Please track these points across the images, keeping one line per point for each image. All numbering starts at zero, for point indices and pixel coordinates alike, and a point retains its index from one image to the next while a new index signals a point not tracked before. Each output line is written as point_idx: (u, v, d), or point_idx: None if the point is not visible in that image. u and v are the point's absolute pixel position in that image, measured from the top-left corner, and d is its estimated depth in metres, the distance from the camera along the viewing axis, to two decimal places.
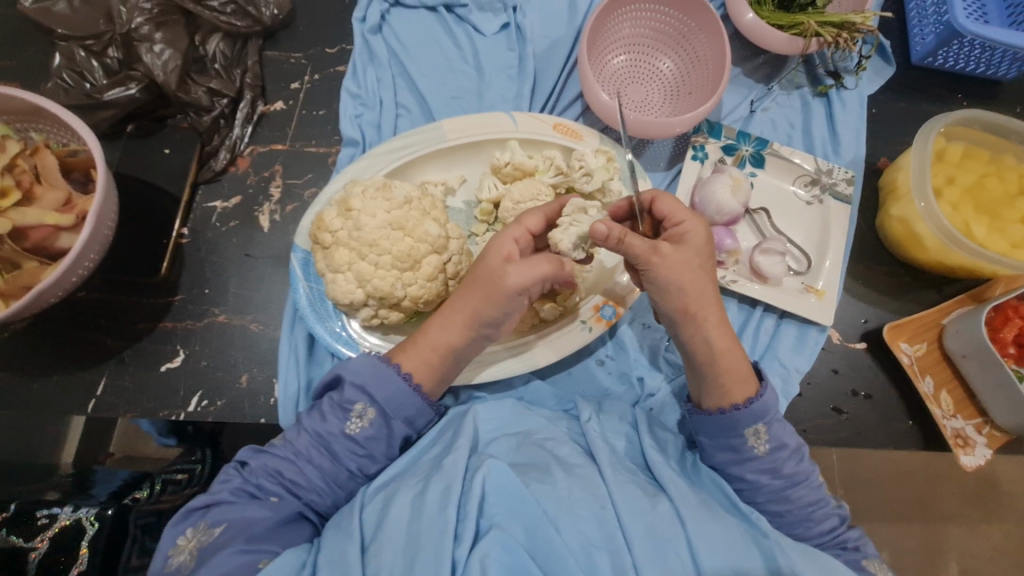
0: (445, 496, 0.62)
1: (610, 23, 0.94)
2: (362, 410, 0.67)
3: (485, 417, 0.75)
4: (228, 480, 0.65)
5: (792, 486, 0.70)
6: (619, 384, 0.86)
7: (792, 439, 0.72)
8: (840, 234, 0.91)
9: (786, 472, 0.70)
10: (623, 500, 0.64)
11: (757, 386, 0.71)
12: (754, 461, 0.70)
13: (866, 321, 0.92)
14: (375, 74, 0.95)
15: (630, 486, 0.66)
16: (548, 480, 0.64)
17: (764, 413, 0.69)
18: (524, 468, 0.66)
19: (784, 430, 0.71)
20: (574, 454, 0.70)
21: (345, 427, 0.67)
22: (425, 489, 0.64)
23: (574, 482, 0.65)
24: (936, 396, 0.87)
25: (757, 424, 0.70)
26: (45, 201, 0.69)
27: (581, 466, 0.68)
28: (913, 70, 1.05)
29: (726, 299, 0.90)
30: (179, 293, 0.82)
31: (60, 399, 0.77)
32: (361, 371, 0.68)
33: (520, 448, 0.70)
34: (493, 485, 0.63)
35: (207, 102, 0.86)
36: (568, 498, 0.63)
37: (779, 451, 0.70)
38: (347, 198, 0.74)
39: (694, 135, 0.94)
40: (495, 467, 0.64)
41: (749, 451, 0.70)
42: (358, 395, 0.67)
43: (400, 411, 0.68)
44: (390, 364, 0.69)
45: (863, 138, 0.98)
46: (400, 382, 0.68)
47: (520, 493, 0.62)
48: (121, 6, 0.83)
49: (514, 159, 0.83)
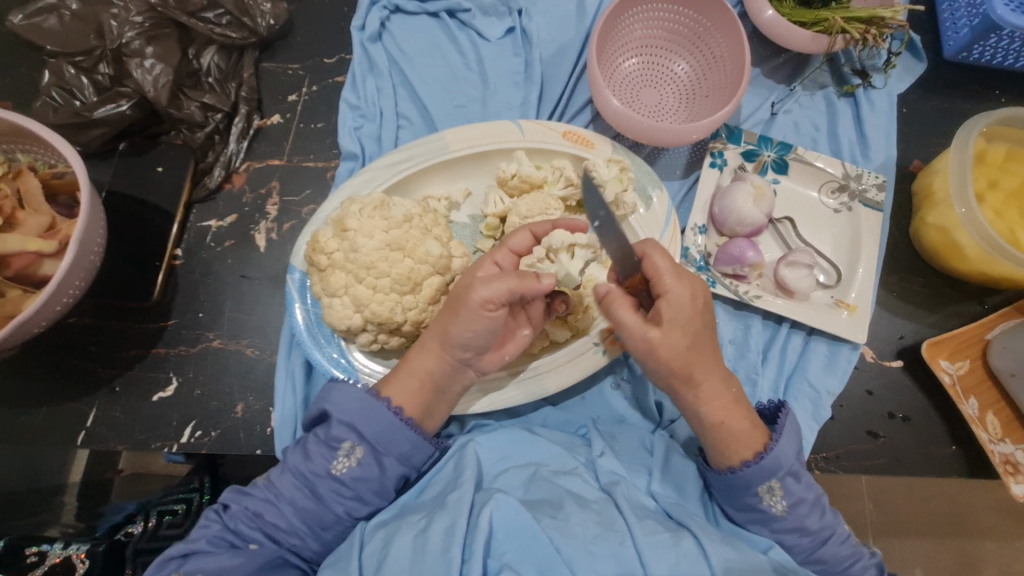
0: (449, 532, 0.57)
1: (620, 24, 0.89)
2: (350, 449, 0.64)
3: (488, 449, 0.70)
4: (207, 526, 0.61)
5: (822, 545, 0.66)
6: (635, 410, 0.80)
7: (810, 491, 0.66)
8: (872, 243, 0.85)
9: (813, 529, 0.66)
10: (643, 537, 0.58)
11: (765, 439, 0.66)
12: (776, 522, 0.65)
13: (902, 337, 0.85)
14: (375, 84, 0.91)
15: (649, 521, 0.61)
16: (561, 515, 0.60)
17: (776, 470, 0.64)
18: (536, 504, 0.61)
19: (800, 483, 0.66)
20: (588, 488, 0.65)
21: (331, 467, 0.63)
22: (428, 525, 0.59)
23: (589, 516, 0.60)
24: (982, 419, 0.80)
25: (770, 480, 0.65)
26: (28, 226, 0.67)
27: (597, 501, 0.63)
28: (946, 65, 0.98)
29: (750, 316, 0.84)
30: (173, 318, 0.79)
31: (49, 435, 0.74)
32: (349, 407, 0.65)
33: (531, 482, 0.65)
34: (501, 521, 0.59)
35: (201, 118, 0.83)
36: (583, 535, 0.58)
37: (799, 508, 0.65)
38: (344, 216, 0.70)
39: (712, 141, 0.88)
40: (503, 501, 0.60)
41: (767, 511, 0.65)
42: (345, 433, 0.64)
43: (392, 447, 0.65)
44: (380, 399, 0.65)
45: (893, 140, 0.92)
46: (390, 416, 0.65)
47: (531, 531, 0.58)
48: (112, 21, 0.81)
49: (521, 171, 0.78)
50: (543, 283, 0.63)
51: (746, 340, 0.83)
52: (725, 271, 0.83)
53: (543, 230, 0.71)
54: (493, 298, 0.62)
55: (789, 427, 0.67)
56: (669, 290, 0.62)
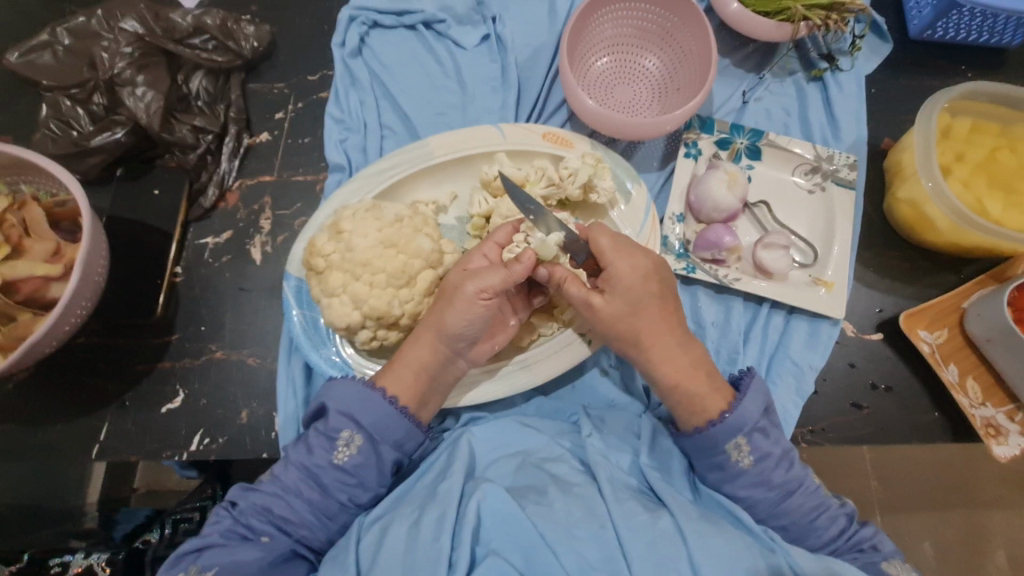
0: (439, 523, 0.61)
1: (590, 25, 0.92)
2: (349, 438, 0.67)
3: (482, 439, 0.74)
4: (218, 520, 0.64)
5: (786, 497, 0.68)
6: (624, 394, 0.83)
7: (777, 446, 0.69)
8: (845, 220, 0.88)
9: (778, 482, 0.68)
10: (622, 518, 0.62)
11: (728, 399, 0.70)
12: (741, 477, 0.69)
13: (881, 310, 0.88)
14: (358, 98, 0.94)
15: (629, 501, 0.64)
16: (545, 501, 0.63)
17: (741, 426, 0.68)
18: (522, 491, 0.65)
19: (767, 439, 0.69)
20: (573, 472, 0.68)
21: (332, 458, 0.66)
22: (420, 518, 0.62)
23: (572, 501, 0.63)
24: (961, 384, 0.82)
25: (736, 438, 0.68)
26: (35, 252, 0.70)
27: (580, 484, 0.67)
28: (912, 45, 1.01)
29: (732, 299, 0.87)
30: (177, 331, 0.82)
31: (64, 450, 0.77)
32: (347, 398, 0.68)
33: (519, 470, 0.69)
34: (488, 509, 0.62)
35: (192, 140, 0.87)
36: (567, 519, 0.61)
37: (765, 462, 0.68)
38: (337, 220, 0.73)
39: (685, 132, 0.91)
40: (490, 490, 0.63)
41: (733, 466, 0.68)
42: (343, 423, 0.67)
43: (389, 436, 0.68)
44: (376, 390, 0.68)
45: (863, 120, 0.95)
46: (387, 406, 0.67)
47: (516, 517, 0.61)
48: (103, 53, 0.85)
49: (503, 173, 0.81)
50: (525, 261, 0.66)
51: (728, 322, 0.86)
52: (704, 257, 0.86)
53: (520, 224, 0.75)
54: (487, 287, 0.67)
55: (753, 388, 0.70)
56: (610, 264, 0.69)
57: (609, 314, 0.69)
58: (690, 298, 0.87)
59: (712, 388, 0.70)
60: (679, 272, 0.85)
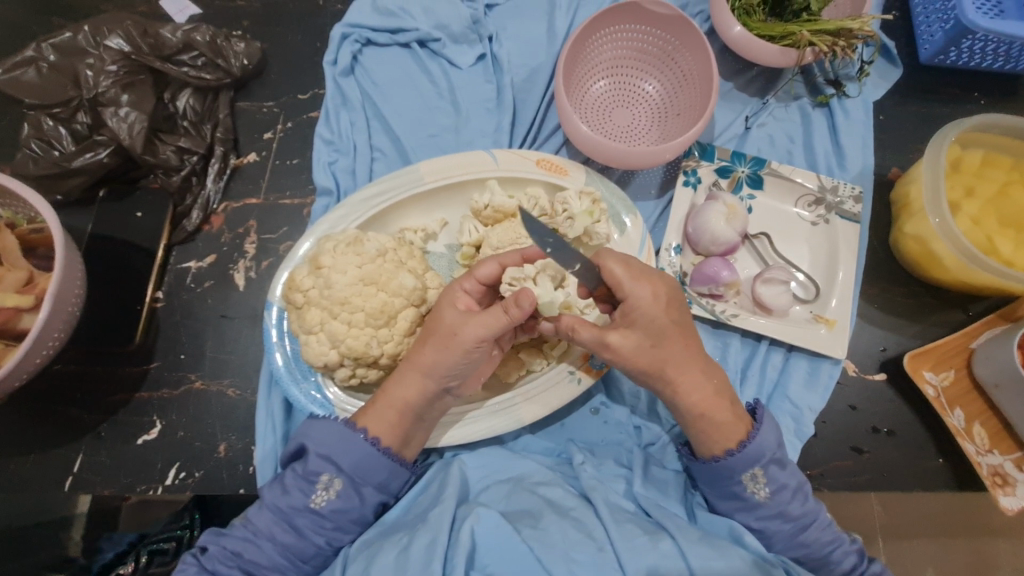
0: (430, 549, 0.58)
1: (588, 47, 0.89)
2: (328, 481, 0.64)
3: (473, 465, 0.73)
4: (184, 570, 0.61)
5: (802, 529, 0.66)
6: (616, 432, 0.80)
7: (793, 478, 0.67)
8: (849, 253, 0.84)
9: (796, 515, 0.66)
10: (622, 541, 0.59)
11: (748, 426, 0.67)
12: (759, 508, 0.66)
13: (884, 350, 0.84)
14: (348, 118, 0.92)
15: (628, 524, 0.62)
16: (541, 525, 0.60)
17: (759, 457, 0.66)
18: (517, 516, 0.63)
19: (783, 470, 0.67)
20: (568, 496, 0.66)
21: (310, 501, 0.64)
22: (410, 542, 0.59)
23: (568, 523, 0.61)
24: (968, 430, 0.79)
25: (754, 468, 0.66)
26: (6, 282, 0.69)
27: (575, 507, 0.64)
28: (922, 70, 0.97)
29: (729, 335, 0.84)
30: (156, 360, 0.80)
31: (37, 481, 0.75)
32: (326, 439, 0.65)
33: (512, 494, 0.67)
34: (482, 535, 0.60)
35: (176, 162, 0.85)
36: (563, 542, 0.58)
37: (782, 494, 0.66)
38: (318, 255, 0.71)
39: (684, 160, 0.88)
40: (484, 515, 0.61)
41: (749, 498, 0.66)
42: (323, 466, 0.64)
43: (370, 477, 0.66)
44: (356, 430, 0.65)
45: (870, 149, 0.91)
46: (366, 447, 0.65)
47: (512, 540, 0.59)
48: (87, 70, 0.83)
49: (494, 201, 0.78)
50: (523, 306, 0.61)
51: (725, 359, 0.83)
52: (701, 291, 0.83)
53: (510, 261, 0.68)
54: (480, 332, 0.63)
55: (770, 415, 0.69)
56: (627, 295, 0.65)
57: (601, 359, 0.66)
58: None
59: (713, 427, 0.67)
60: None
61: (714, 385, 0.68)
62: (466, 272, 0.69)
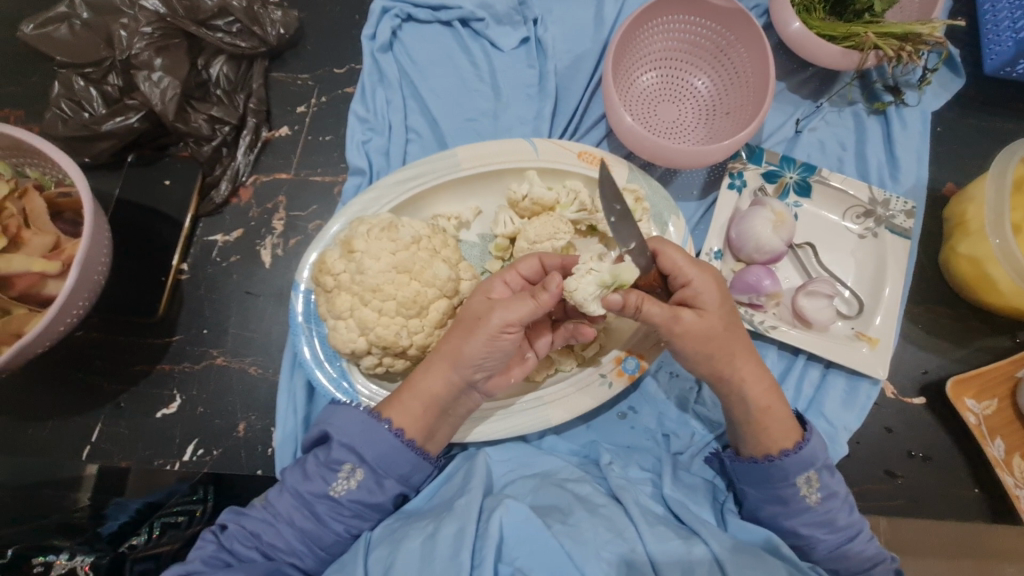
0: (457, 539, 0.57)
1: (639, 37, 0.85)
2: (350, 471, 0.63)
3: (497, 459, 0.73)
4: (202, 546, 0.60)
5: (849, 540, 0.64)
6: (644, 438, 0.78)
7: (841, 487, 0.66)
8: (897, 270, 0.81)
9: (842, 525, 0.64)
10: (655, 544, 0.58)
11: (801, 432, 0.66)
12: (806, 514, 0.64)
13: (926, 372, 0.82)
14: (384, 96, 0.88)
15: (660, 526, 0.60)
16: (571, 521, 0.59)
17: (814, 460, 0.64)
18: (546, 510, 0.61)
19: (833, 477, 0.66)
20: (597, 493, 0.65)
21: (330, 488, 0.62)
22: (436, 531, 0.58)
23: (599, 522, 0.59)
24: (1007, 462, 0.76)
25: (808, 471, 0.64)
26: (33, 246, 0.66)
27: (605, 505, 0.63)
28: (985, 82, 0.92)
29: (765, 347, 0.81)
30: (178, 333, 0.80)
31: (57, 447, 0.76)
32: (350, 429, 0.64)
33: (539, 489, 0.65)
34: (511, 527, 0.58)
35: (208, 131, 0.82)
36: (594, 541, 0.57)
37: (832, 501, 0.64)
38: (350, 238, 0.68)
39: (731, 161, 0.85)
40: (513, 506, 0.59)
41: (800, 502, 0.64)
42: (345, 455, 0.63)
43: (393, 469, 0.64)
44: (381, 421, 0.64)
45: (925, 162, 0.87)
46: (391, 439, 0.63)
47: (541, 536, 0.57)
48: (121, 31, 0.79)
49: (533, 193, 0.75)
50: (551, 288, 0.60)
51: None
52: (741, 300, 0.80)
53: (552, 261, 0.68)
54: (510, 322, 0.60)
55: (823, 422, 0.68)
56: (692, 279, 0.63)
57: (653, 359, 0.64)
58: None
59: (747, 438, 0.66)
60: None
61: (753, 401, 0.66)
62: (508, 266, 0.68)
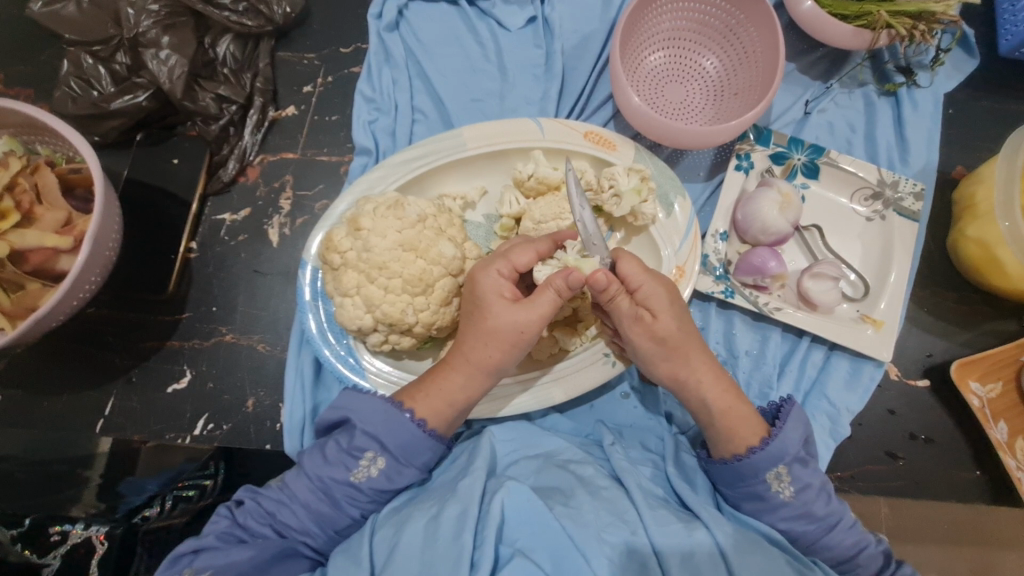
0: (460, 519, 0.58)
1: (647, 16, 0.84)
2: (372, 458, 0.64)
3: (501, 438, 0.73)
4: (216, 522, 0.63)
5: (829, 531, 0.64)
6: (647, 419, 0.79)
7: (816, 477, 0.65)
8: (904, 253, 0.80)
9: (820, 515, 0.64)
10: (656, 526, 0.58)
11: (767, 428, 0.66)
12: (789, 510, 0.64)
13: (930, 355, 0.82)
14: (391, 76, 0.88)
15: (661, 509, 0.61)
16: (572, 503, 0.59)
17: (781, 455, 0.64)
18: (548, 492, 0.62)
19: (807, 469, 0.65)
20: (599, 475, 0.65)
21: (350, 475, 0.63)
22: (440, 511, 0.59)
23: (600, 504, 0.60)
24: (1010, 445, 0.76)
25: (778, 467, 0.64)
26: (45, 222, 0.67)
27: (608, 487, 0.63)
28: (999, 63, 0.91)
29: (769, 328, 0.82)
30: (187, 310, 0.81)
31: (70, 420, 0.77)
32: (373, 417, 0.64)
33: (541, 470, 0.66)
34: (512, 507, 0.59)
35: (215, 110, 0.83)
36: (596, 522, 0.57)
37: (806, 493, 0.64)
38: (357, 216, 0.69)
39: (738, 142, 0.84)
40: (514, 488, 0.60)
41: (775, 498, 0.64)
42: (368, 443, 0.64)
43: (414, 459, 0.65)
44: (403, 412, 0.64)
45: (935, 144, 0.86)
46: (413, 430, 0.64)
47: (543, 518, 0.58)
48: (128, 8, 0.79)
49: (539, 172, 0.75)
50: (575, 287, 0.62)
51: (763, 353, 0.81)
52: (745, 281, 0.80)
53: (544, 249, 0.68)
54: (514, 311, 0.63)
55: (793, 415, 0.66)
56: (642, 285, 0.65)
57: (655, 335, 0.65)
58: (726, 323, 0.82)
59: (746, 416, 0.66)
60: (716, 295, 0.79)
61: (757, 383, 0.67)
62: (499, 256, 0.67)
